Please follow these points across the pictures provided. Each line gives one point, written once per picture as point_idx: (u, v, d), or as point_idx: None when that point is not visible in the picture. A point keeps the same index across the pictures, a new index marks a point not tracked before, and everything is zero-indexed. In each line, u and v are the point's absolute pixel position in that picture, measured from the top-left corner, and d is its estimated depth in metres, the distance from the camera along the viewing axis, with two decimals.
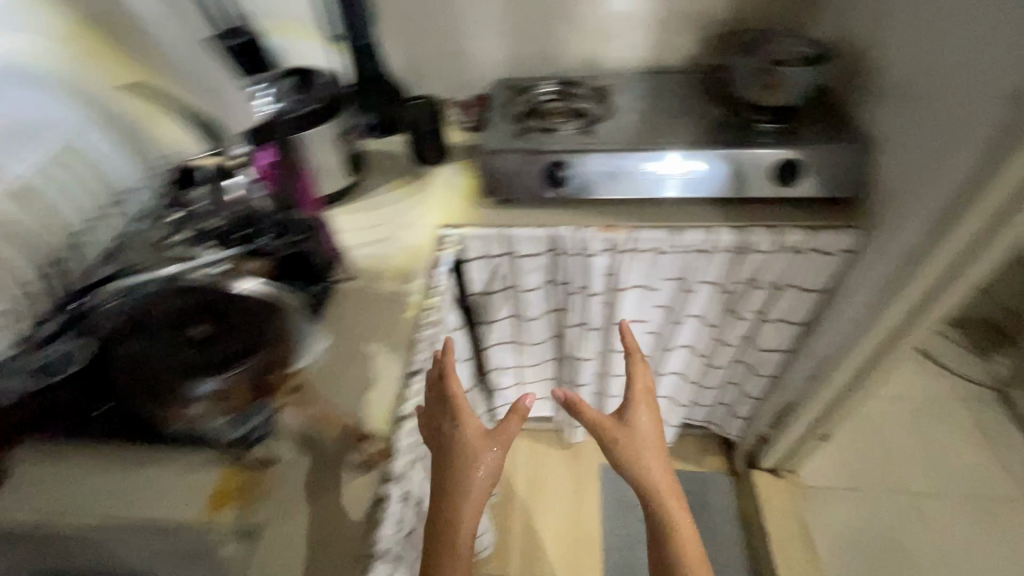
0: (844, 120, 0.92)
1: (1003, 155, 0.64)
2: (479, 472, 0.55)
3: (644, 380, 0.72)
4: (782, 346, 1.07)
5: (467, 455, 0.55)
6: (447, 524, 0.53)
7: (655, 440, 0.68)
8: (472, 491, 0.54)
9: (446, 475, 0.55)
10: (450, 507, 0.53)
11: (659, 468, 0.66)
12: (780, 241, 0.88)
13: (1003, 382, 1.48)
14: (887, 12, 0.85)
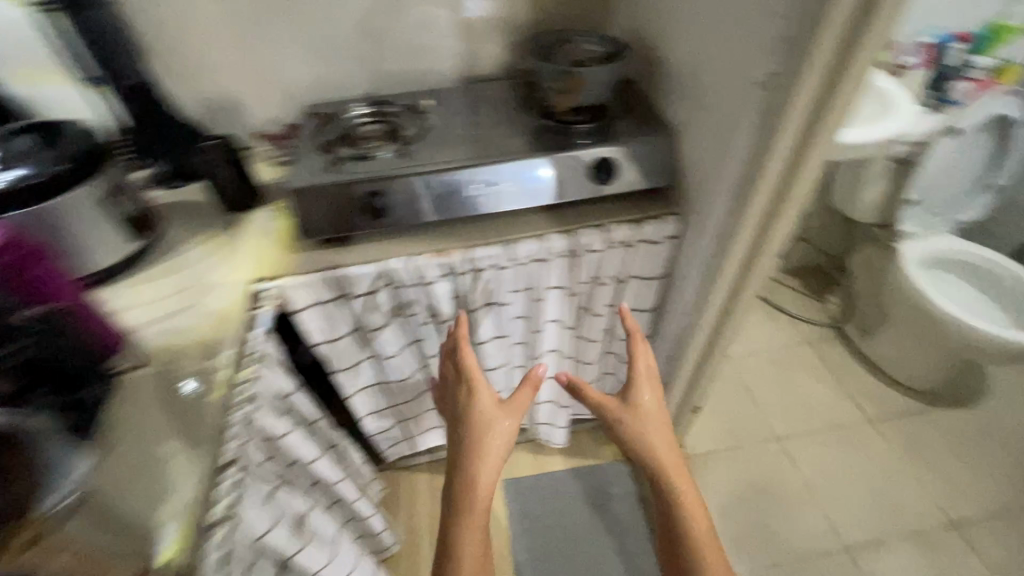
0: (648, 112, 0.95)
1: (770, 132, 0.68)
2: (493, 430, 0.77)
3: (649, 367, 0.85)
4: (640, 332, 1.10)
5: (485, 418, 0.78)
6: (476, 469, 0.74)
7: (661, 419, 0.81)
8: (488, 446, 0.76)
9: (473, 435, 0.77)
10: (478, 458, 0.75)
11: (662, 444, 0.79)
12: (610, 238, 0.89)
13: (837, 320, 1.67)
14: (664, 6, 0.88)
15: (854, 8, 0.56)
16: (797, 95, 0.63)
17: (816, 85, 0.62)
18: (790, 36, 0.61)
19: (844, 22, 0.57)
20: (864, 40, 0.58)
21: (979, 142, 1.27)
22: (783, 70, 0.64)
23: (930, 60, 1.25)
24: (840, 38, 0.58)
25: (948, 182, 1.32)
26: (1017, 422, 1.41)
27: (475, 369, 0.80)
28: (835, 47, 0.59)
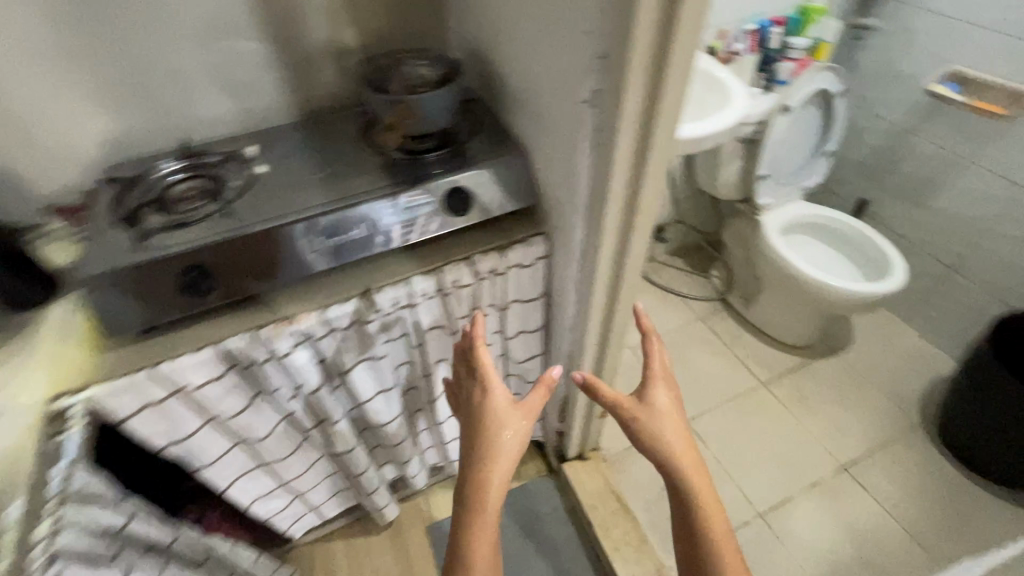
0: (495, 131, 0.91)
1: (607, 150, 0.66)
2: (503, 429, 0.72)
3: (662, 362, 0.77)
4: (533, 352, 1.07)
5: (495, 417, 0.73)
6: (483, 471, 0.69)
7: (678, 420, 0.73)
8: (498, 445, 0.71)
9: (483, 433, 0.72)
10: (485, 460, 0.70)
11: (680, 447, 0.71)
12: (476, 270, 0.84)
13: (722, 292, 1.77)
14: (489, 22, 0.84)
15: (655, 20, 0.53)
16: (622, 111, 0.61)
17: (638, 99, 0.60)
18: (603, 53, 0.58)
19: (649, 35, 0.55)
20: (672, 52, 0.56)
21: (807, 114, 1.40)
22: (604, 87, 0.61)
23: (756, 46, 1.33)
24: (649, 51, 0.56)
25: (789, 154, 1.45)
26: (880, 358, 1.57)
27: (487, 366, 0.73)
28: (647, 60, 0.57)
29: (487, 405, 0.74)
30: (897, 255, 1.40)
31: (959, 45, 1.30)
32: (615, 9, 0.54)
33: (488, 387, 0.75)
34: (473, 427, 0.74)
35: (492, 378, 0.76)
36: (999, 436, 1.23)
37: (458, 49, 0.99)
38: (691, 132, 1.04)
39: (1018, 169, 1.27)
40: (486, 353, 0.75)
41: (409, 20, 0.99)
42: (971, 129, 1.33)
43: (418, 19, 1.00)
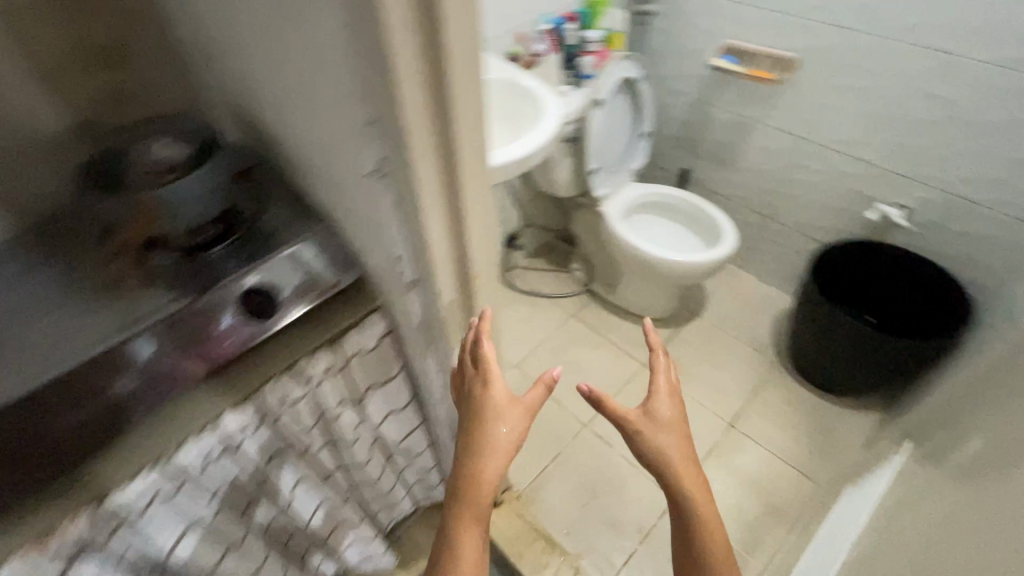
0: (286, 197, 0.73)
1: (415, 221, 0.55)
2: (500, 426, 0.66)
3: (667, 372, 0.74)
4: (410, 428, 0.94)
5: (494, 412, 0.67)
6: (477, 469, 0.65)
7: (682, 432, 0.71)
8: (492, 443, 0.66)
9: (478, 430, 0.66)
10: (481, 455, 0.65)
11: (682, 460, 0.69)
12: (305, 381, 0.69)
13: (587, 284, 1.80)
14: (241, 76, 0.67)
15: (420, 73, 0.43)
16: (417, 179, 0.50)
17: (432, 161, 0.50)
18: (371, 118, 0.47)
19: (420, 92, 0.44)
20: (453, 105, 0.46)
21: (617, 103, 1.44)
22: (387, 156, 0.49)
23: (556, 45, 1.32)
24: (426, 109, 0.46)
25: (611, 143, 1.48)
26: (732, 310, 1.71)
27: (492, 364, 0.66)
28: (426, 120, 0.47)
29: (487, 400, 0.67)
30: (722, 218, 1.51)
31: (725, 21, 1.42)
32: (367, 68, 0.43)
33: (490, 381, 0.67)
34: (470, 423, 0.67)
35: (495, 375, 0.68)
36: (837, 360, 1.38)
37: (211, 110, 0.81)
38: (511, 153, 0.98)
39: (795, 124, 1.43)
40: (491, 348, 0.67)
41: (133, 85, 0.79)
42: (753, 94, 1.47)
43: (148, 82, 0.80)
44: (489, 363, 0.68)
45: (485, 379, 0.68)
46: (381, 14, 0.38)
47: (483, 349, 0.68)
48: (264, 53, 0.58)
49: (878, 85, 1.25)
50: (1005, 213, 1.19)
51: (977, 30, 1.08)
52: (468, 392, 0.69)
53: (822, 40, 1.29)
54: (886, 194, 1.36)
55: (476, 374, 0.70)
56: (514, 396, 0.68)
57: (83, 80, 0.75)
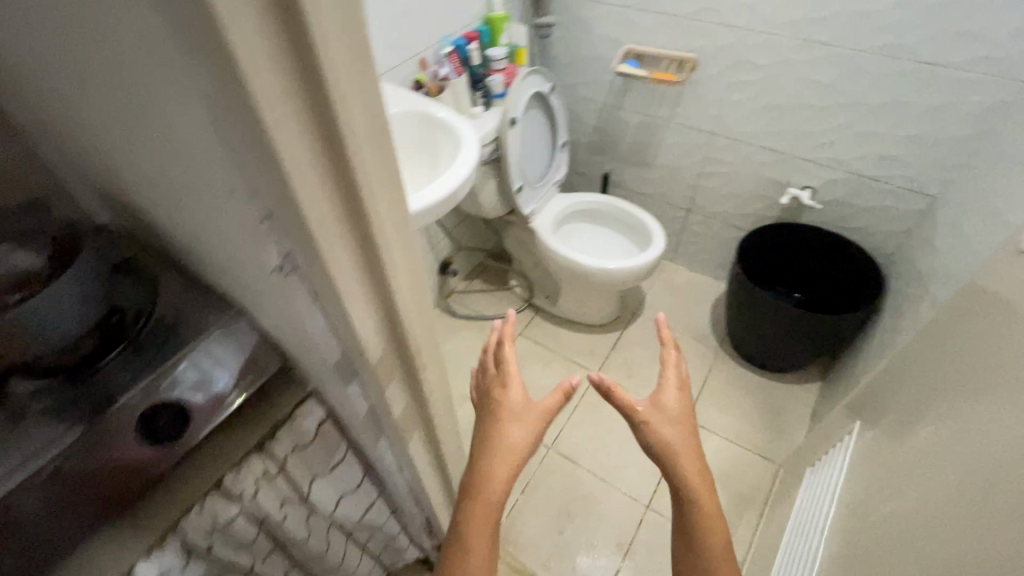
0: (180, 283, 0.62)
1: (338, 323, 0.47)
2: (513, 425, 0.69)
3: (678, 367, 0.73)
4: (366, 505, 0.86)
5: (510, 413, 0.70)
6: (488, 466, 0.68)
7: (690, 427, 0.71)
8: (504, 441, 0.68)
9: (492, 429, 0.69)
10: (493, 452, 0.68)
11: (688, 454, 0.69)
12: (234, 500, 0.59)
13: (528, 299, 1.77)
14: (93, 155, 0.55)
15: (321, 178, 0.34)
16: (335, 284, 0.42)
17: (352, 264, 0.42)
18: (265, 221, 0.38)
19: (324, 199, 0.36)
20: (369, 201, 0.38)
21: (531, 118, 1.41)
22: (294, 259, 0.41)
23: (460, 67, 1.28)
24: (334, 214, 0.37)
25: (532, 159, 1.47)
26: (671, 304, 1.75)
27: (513, 366, 0.71)
28: (338, 224, 0.38)
29: (505, 402, 0.71)
30: (650, 220, 1.54)
31: (624, 28, 1.44)
32: (251, 173, 0.34)
33: (507, 383, 0.72)
34: (486, 426, 0.70)
35: (514, 378, 0.72)
36: (775, 341, 1.43)
37: (70, 194, 0.68)
38: (430, 196, 0.94)
39: (704, 120, 1.48)
40: (512, 350, 0.73)
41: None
42: (661, 96, 1.50)
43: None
44: (511, 369, 0.72)
45: (504, 381, 0.72)
46: (259, 121, 0.29)
47: (504, 351, 0.73)
48: (115, 139, 0.47)
49: (773, 79, 1.31)
50: (898, 185, 1.29)
51: (854, 22, 1.15)
52: (488, 395, 0.73)
53: (721, 40, 1.32)
54: (794, 178, 1.43)
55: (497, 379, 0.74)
56: (530, 399, 0.71)
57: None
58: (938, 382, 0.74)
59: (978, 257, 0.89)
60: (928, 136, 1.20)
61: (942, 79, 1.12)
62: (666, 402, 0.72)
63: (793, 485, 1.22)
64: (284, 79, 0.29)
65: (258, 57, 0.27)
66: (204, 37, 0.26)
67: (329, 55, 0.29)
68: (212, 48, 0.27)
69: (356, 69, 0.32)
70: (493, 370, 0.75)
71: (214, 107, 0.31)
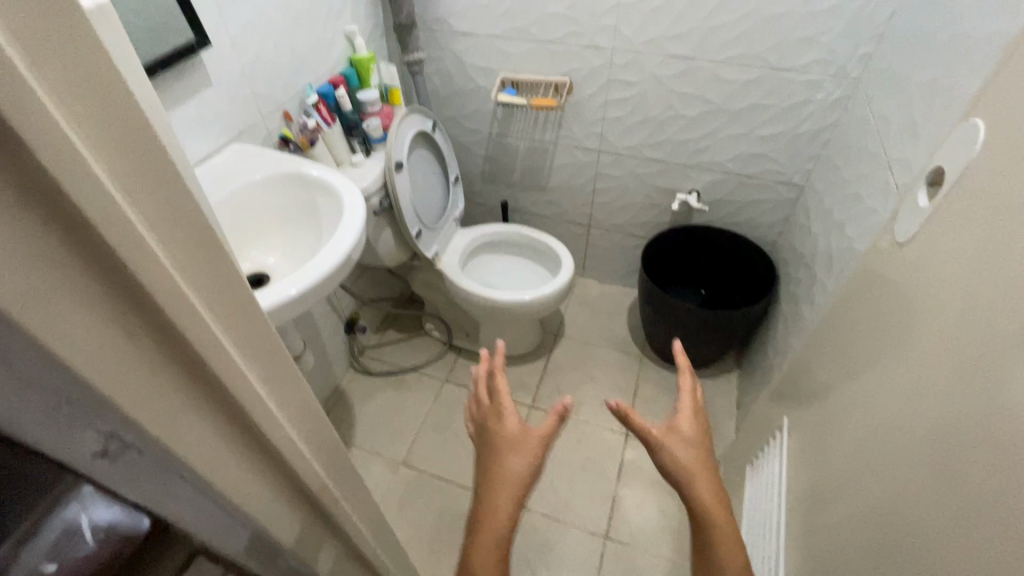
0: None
1: (202, 481, 0.37)
2: (514, 457, 0.66)
3: (692, 390, 0.71)
4: None
5: (507, 444, 0.67)
6: (491, 502, 0.63)
7: (703, 446, 0.68)
8: (506, 472, 0.65)
9: (492, 463, 0.66)
10: (495, 486, 0.64)
11: (700, 471, 0.66)
12: None
13: (448, 341, 1.69)
14: None
15: (109, 322, 0.26)
16: (177, 439, 0.33)
17: (190, 406, 0.33)
18: (60, 403, 0.28)
19: (121, 345, 0.27)
20: (192, 328, 0.30)
21: (418, 159, 1.34)
22: (119, 431, 0.31)
23: (331, 115, 1.17)
24: (143, 358, 0.29)
25: (427, 200, 1.40)
26: (589, 320, 1.76)
27: (507, 392, 0.70)
28: (154, 367, 0.30)
29: (501, 433, 0.68)
30: (556, 243, 1.53)
31: (495, 57, 1.42)
32: (14, 355, 0.24)
33: (503, 414, 0.69)
34: (486, 459, 0.67)
35: (508, 406, 0.70)
36: (691, 342, 1.47)
37: None
38: (318, 270, 0.85)
39: (587, 139, 1.50)
40: (504, 380, 0.71)
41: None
42: (543, 120, 1.50)
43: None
44: (506, 399, 0.70)
45: (499, 413, 0.70)
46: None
47: (495, 381, 0.72)
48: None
49: (644, 95, 1.36)
50: (769, 179, 1.40)
51: (706, 35, 1.22)
52: (484, 429, 0.71)
53: (591, 61, 1.35)
54: (680, 184, 1.50)
55: (492, 409, 0.72)
56: (527, 428, 0.68)
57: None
58: (847, 370, 0.78)
59: (855, 244, 0.96)
60: (786, 132, 1.30)
61: (786, 81, 1.22)
62: (677, 422, 0.69)
63: (738, 480, 1.25)
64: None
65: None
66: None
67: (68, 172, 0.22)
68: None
69: (124, 177, 0.25)
70: (487, 402, 0.72)
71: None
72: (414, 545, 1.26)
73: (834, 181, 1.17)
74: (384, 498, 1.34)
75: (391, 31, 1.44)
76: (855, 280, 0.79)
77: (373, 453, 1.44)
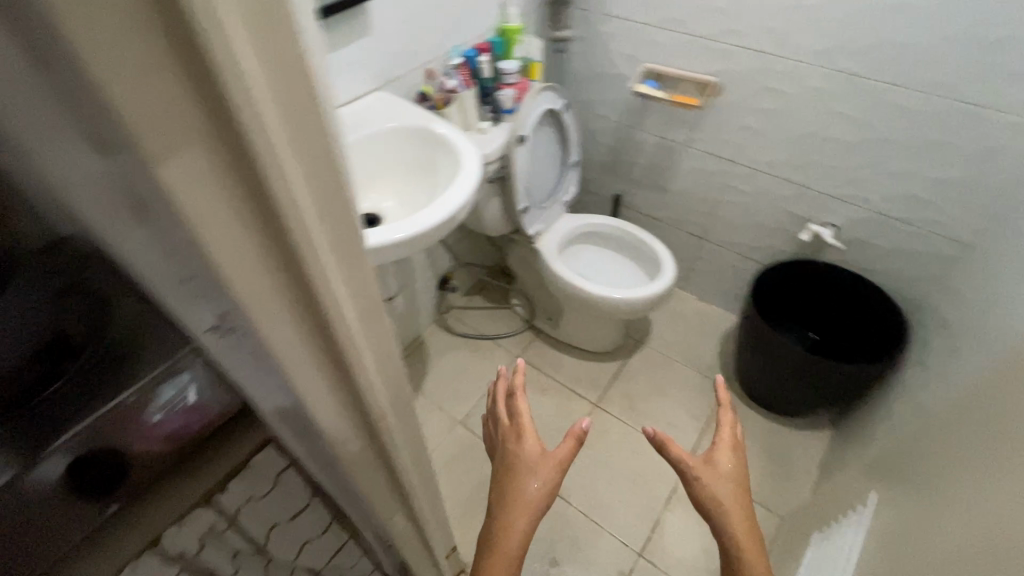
0: (119, 243, 0.33)
1: (282, 379, 0.41)
2: (529, 479, 0.65)
3: (732, 427, 0.66)
4: (332, 547, 0.80)
5: (524, 465, 0.66)
6: (504, 521, 0.64)
7: (744, 489, 0.63)
8: (519, 493, 0.64)
9: (507, 484, 0.66)
10: (508, 503, 0.64)
11: (739, 513, 0.61)
12: (178, 549, 0.53)
13: (529, 320, 1.71)
14: None
15: (246, 231, 0.30)
16: (272, 336, 0.36)
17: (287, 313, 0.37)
18: (190, 282, 0.33)
19: (244, 244, 0.30)
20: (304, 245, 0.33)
21: (542, 136, 1.35)
22: (228, 320, 0.36)
23: (469, 79, 1.21)
24: (262, 264, 0.32)
25: (541, 178, 1.40)
26: (678, 335, 1.68)
27: (526, 409, 0.69)
28: (268, 271, 0.33)
29: (519, 454, 0.68)
30: (660, 249, 1.47)
31: (644, 46, 1.38)
32: (165, 235, 0.29)
33: (522, 435, 0.69)
34: (502, 477, 0.67)
35: (526, 426, 0.70)
36: (785, 387, 1.35)
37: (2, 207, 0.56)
38: (422, 223, 0.90)
39: (723, 147, 1.40)
40: (522, 401, 0.71)
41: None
42: (680, 119, 1.43)
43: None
44: (525, 417, 0.70)
45: (517, 433, 0.70)
46: (138, 151, 0.23)
47: (514, 402, 0.72)
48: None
49: (799, 109, 1.24)
50: (927, 230, 1.22)
51: (891, 53, 1.07)
52: (503, 447, 0.71)
53: (746, 65, 1.25)
54: (816, 214, 1.36)
55: (511, 430, 0.72)
56: (543, 448, 0.68)
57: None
58: (967, 463, 0.67)
59: (1017, 323, 0.81)
60: (964, 180, 1.12)
61: (983, 120, 1.04)
62: (713, 458, 0.65)
63: (799, 544, 1.14)
64: (170, 100, 0.23)
65: (121, 74, 0.21)
66: (38, 44, 0.20)
67: (240, 72, 0.24)
68: (59, 65, 0.20)
69: (274, 90, 0.26)
70: (507, 423, 0.72)
71: (85, 145, 0.24)
72: (453, 501, 1.32)
73: (1011, 248, 0.99)
74: (437, 448, 1.42)
75: (546, 5, 1.44)
76: (1009, 363, 0.67)
77: (437, 405, 1.51)
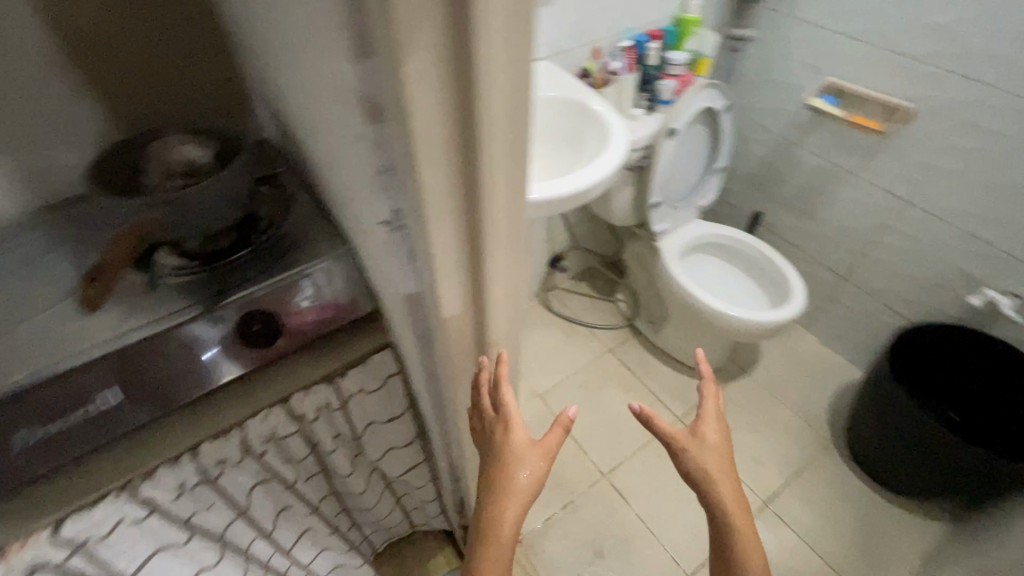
0: (341, 130, 0.40)
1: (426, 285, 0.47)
2: (524, 475, 0.54)
3: (715, 395, 0.60)
4: (409, 462, 0.88)
5: (515, 458, 0.54)
6: (495, 515, 0.54)
7: (730, 456, 0.59)
8: (514, 491, 0.54)
9: (496, 479, 0.54)
10: (502, 501, 0.54)
11: (727, 481, 0.57)
12: (302, 409, 0.62)
13: (630, 318, 1.68)
14: (265, 68, 0.59)
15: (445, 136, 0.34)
16: (435, 239, 0.41)
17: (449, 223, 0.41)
18: (385, 173, 0.38)
19: (441, 147, 0.34)
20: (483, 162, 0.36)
21: (694, 134, 1.30)
22: (402, 216, 0.41)
23: (633, 64, 1.21)
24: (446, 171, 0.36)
25: (682, 177, 1.36)
26: (788, 373, 1.55)
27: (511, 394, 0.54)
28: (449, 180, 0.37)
29: (508, 445, 0.55)
30: (797, 278, 1.36)
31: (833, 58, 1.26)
32: (383, 125, 0.34)
33: (510, 427, 0.55)
34: (488, 469, 0.55)
35: (513, 414, 0.55)
36: (906, 461, 1.20)
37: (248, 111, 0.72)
38: (558, 190, 0.92)
39: (898, 182, 1.25)
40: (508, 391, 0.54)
41: (182, 44, 0.73)
42: (853, 143, 1.30)
43: (194, 42, 0.73)
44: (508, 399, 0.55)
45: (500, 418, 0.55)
46: (393, 42, 0.28)
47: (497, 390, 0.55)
48: (276, 47, 0.48)
49: (1008, 155, 1.07)
50: None
51: None
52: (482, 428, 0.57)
53: (953, 94, 1.10)
54: (996, 279, 1.17)
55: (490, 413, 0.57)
56: (534, 438, 0.55)
57: (108, 45, 0.68)
58: None
59: None
60: None
61: None
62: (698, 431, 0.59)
63: None
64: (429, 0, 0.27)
65: None
66: None
67: None
68: None
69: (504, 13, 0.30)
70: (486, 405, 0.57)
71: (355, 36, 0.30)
72: None
73: None
74: None
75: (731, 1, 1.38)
76: None
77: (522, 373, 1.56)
